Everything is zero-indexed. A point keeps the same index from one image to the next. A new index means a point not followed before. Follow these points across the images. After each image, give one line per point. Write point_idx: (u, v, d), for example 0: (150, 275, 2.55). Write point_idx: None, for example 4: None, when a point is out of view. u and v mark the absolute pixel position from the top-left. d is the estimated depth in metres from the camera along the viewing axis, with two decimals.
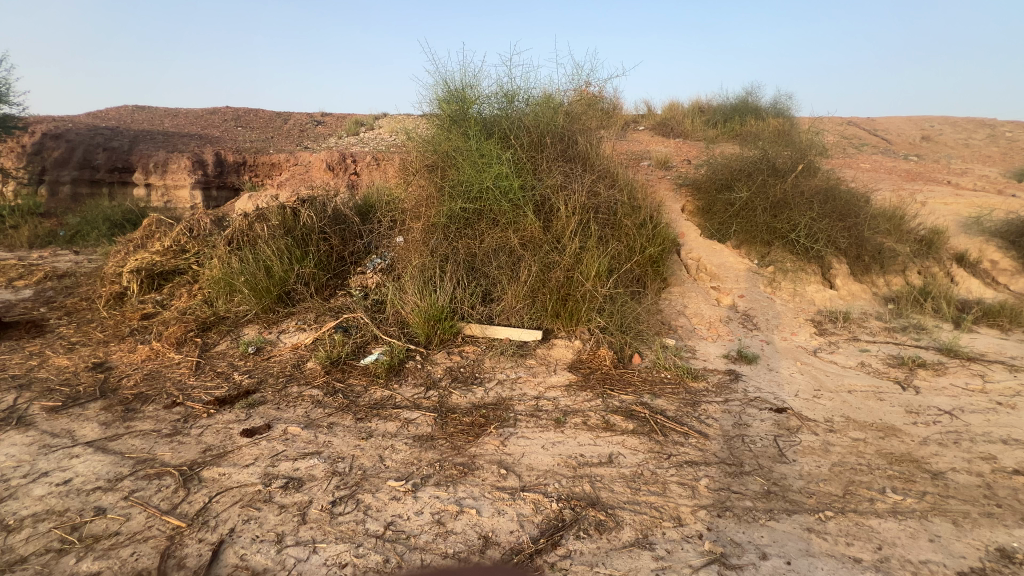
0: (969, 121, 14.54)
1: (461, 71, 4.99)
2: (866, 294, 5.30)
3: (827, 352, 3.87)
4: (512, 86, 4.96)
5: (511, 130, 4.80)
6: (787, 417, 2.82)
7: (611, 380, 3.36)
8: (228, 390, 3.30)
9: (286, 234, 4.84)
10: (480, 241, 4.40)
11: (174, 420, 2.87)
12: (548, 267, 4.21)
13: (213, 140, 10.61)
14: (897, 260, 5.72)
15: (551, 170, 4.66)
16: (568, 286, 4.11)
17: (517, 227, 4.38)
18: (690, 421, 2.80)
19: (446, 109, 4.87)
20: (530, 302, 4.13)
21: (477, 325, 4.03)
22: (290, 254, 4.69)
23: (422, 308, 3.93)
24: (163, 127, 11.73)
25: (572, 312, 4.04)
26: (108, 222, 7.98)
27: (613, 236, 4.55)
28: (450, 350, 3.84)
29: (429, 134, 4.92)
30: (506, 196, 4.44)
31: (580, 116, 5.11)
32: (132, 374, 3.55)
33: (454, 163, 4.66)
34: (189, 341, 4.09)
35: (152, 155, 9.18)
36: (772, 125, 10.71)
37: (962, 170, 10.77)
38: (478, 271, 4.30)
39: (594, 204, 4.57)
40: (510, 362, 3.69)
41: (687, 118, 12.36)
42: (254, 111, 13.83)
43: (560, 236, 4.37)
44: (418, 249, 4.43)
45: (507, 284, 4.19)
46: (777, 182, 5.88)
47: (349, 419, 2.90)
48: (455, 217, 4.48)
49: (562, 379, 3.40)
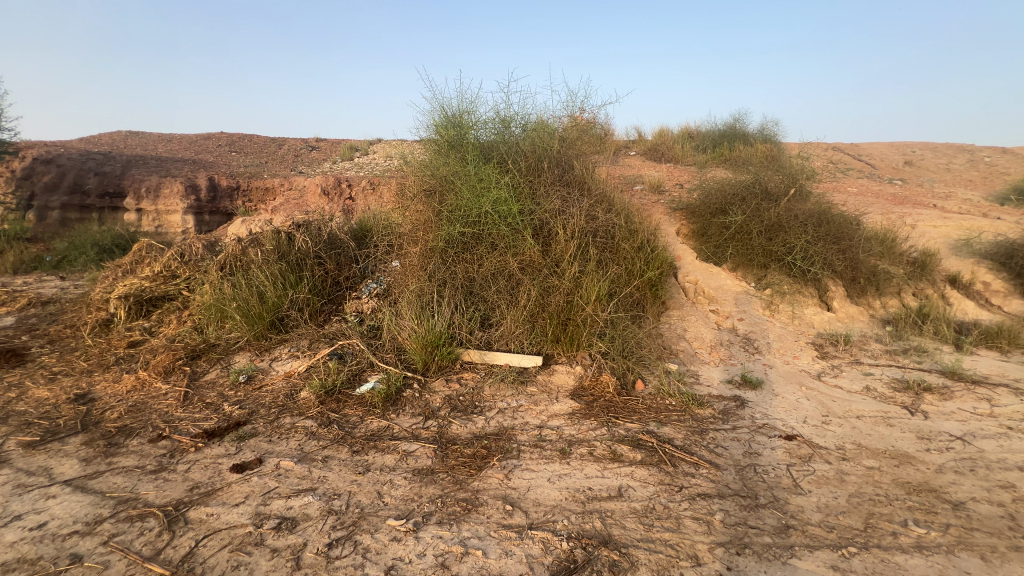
0: (948, 146, 15.00)
1: (458, 98, 5.04)
2: (863, 317, 5.30)
3: (831, 377, 3.82)
4: (509, 112, 5.01)
5: (508, 155, 4.82)
6: (798, 445, 2.75)
7: (615, 407, 3.27)
8: (218, 422, 3.17)
9: (281, 259, 4.76)
10: (478, 265, 4.35)
11: (159, 455, 2.72)
12: (547, 291, 4.16)
13: (207, 165, 10.61)
14: (891, 282, 5.75)
15: (548, 195, 4.66)
16: (568, 310, 4.05)
17: (516, 251, 4.34)
18: (699, 450, 2.72)
19: (443, 134, 4.89)
20: (530, 327, 4.07)
21: (476, 351, 3.95)
22: (284, 279, 4.61)
23: (419, 333, 3.84)
24: (157, 153, 11.73)
25: (573, 336, 3.98)
26: (97, 247, 7.86)
27: (612, 260, 4.52)
28: (448, 377, 3.74)
29: (426, 159, 4.93)
30: (505, 220, 4.42)
31: (575, 141, 5.16)
32: (116, 406, 3.40)
33: (451, 188, 4.64)
34: (177, 370, 3.95)
35: (145, 180, 9.14)
36: (760, 150, 10.94)
37: (946, 193, 11.03)
38: (476, 296, 4.24)
39: (592, 228, 4.55)
40: (510, 390, 3.60)
41: (677, 144, 12.62)
42: (249, 137, 13.90)
43: (559, 260, 4.33)
44: (416, 274, 4.37)
45: (506, 309, 4.13)
46: (771, 206, 5.95)
47: (344, 452, 2.78)
48: (453, 241, 4.44)
49: (564, 407, 3.31)
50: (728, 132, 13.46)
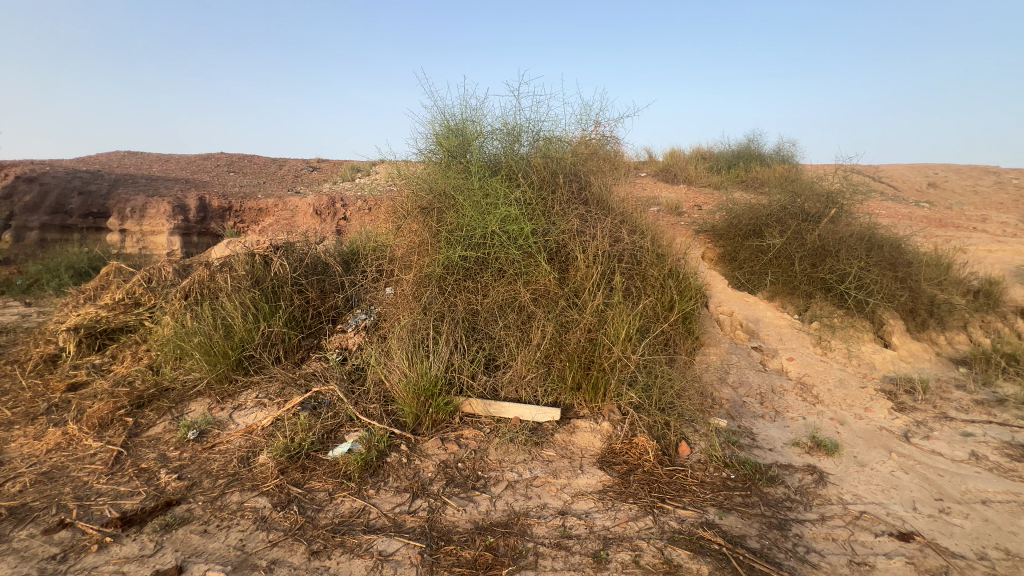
0: (973, 168, 14.41)
1: (461, 106, 4.46)
2: (929, 356, 4.57)
3: (922, 437, 3.08)
4: (519, 120, 4.40)
5: (518, 168, 4.20)
6: (921, 552, 2.02)
7: (658, 483, 2.54)
8: (144, 501, 2.45)
9: (254, 285, 4.11)
10: (482, 295, 3.67)
11: (46, 559, 2.04)
12: (564, 327, 3.48)
13: (200, 185, 10.13)
14: (956, 314, 5.03)
15: (564, 213, 4.01)
16: (591, 351, 3.34)
17: (527, 278, 3.67)
18: (786, 560, 1.99)
19: (444, 146, 4.28)
20: (544, 372, 3.37)
21: (479, 402, 3.25)
22: (256, 310, 3.94)
23: (410, 379, 3.15)
24: (151, 172, 11.31)
25: (597, 383, 3.28)
26: (72, 270, 7.31)
27: (640, 289, 3.83)
28: (444, 436, 3.04)
29: (424, 173, 4.32)
30: (515, 242, 3.76)
31: (592, 155, 4.56)
32: (23, 475, 2.71)
33: (452, 205, 4.02)
34: (116, 423, 3.26)
35: (131, 199, 8.66)
36: (780, 170, 10.38)
37: (980, 216, 10.34)
38: (480, 331, 3.54)
39: (616, 252, 3.88)
40: (522, 454, 2.89)
41: (691, 164, 12.10)
42: (249, 158, 13.54)
43: (578, 289, 3.65)
44: (409, 304, 3.70)
45: (516, 348, 3.44)
46: (813, 229, 5.28)
47: (302, 556, 2.08)
48: (453, 267, 3.77)
49: (592, 482, 2.58)
50: (744, 153, 12.97)
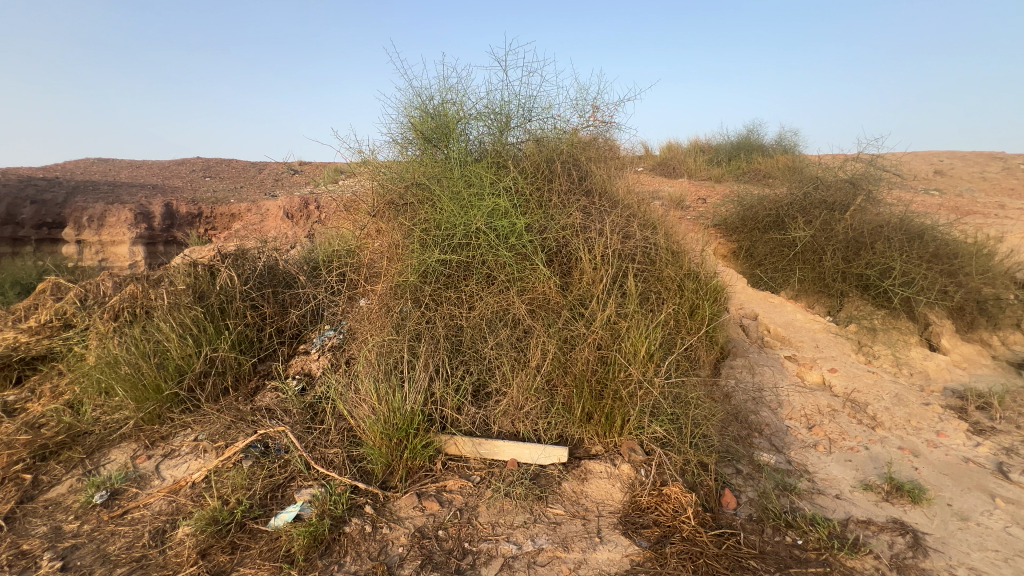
0: (978, 155, 13.92)
1: (439, 85, 3.81)
2: (986, 360, 3.98)
3: (1021, 471, 2.50)
4: (508, 97, 3.75)
5: (507, 157, 3.58)
6: None
7: (703, 559, 1.94)
8: None
9: (197, 302, 3.43)
10: (467, 308, 3.04)
11: None
12: (569, 343, 2.84)
13: (168, 191, 9.44)
14: (1009, 310, 4.43)
15: (564, 207, 3.39)
16: (603, 373, 2.70)
17: (522, 284, 3.03)
18: None
19: (421, 131, 3.63)
20: (547, 400, 2.74)
21: (466, 442, 2.63)
22: (198, 331, 3.27)
23: (380, 418, 2.51)
24: (117, 179, 10.58)
25: (612, 413, 2.65)
26: (18, 286, 6.61)
27: (656, 294, 3.20)
28: (422, 490, 2.41)
29: (397, 165, 3.69)
30: (505, 241, 3.13)
31: (591, 141, 3.94)
32: None
33: (430, 200, 3.40)
34: (8, 483, 2.64)
35: (88, 207, 7.96)
36: (785, 160, 9.80)
37: (995, 203, 9.80)
38: (465, 352, 2.90)
39: (627, 250, 3.26)
40: (522, 512, 2.27)
41: (689, 157, 11.54)
42: (225, 163, 12.85)
43: (584, 297, 3.02)
44: (379, 321, 3.06)
45: (511, 371, 2.80)
46: (841, 219, 4.69)
47: None
48: (432, 274, 3.13)
49: (616, 558, 1.99)
50: (744, 144, 12.43)
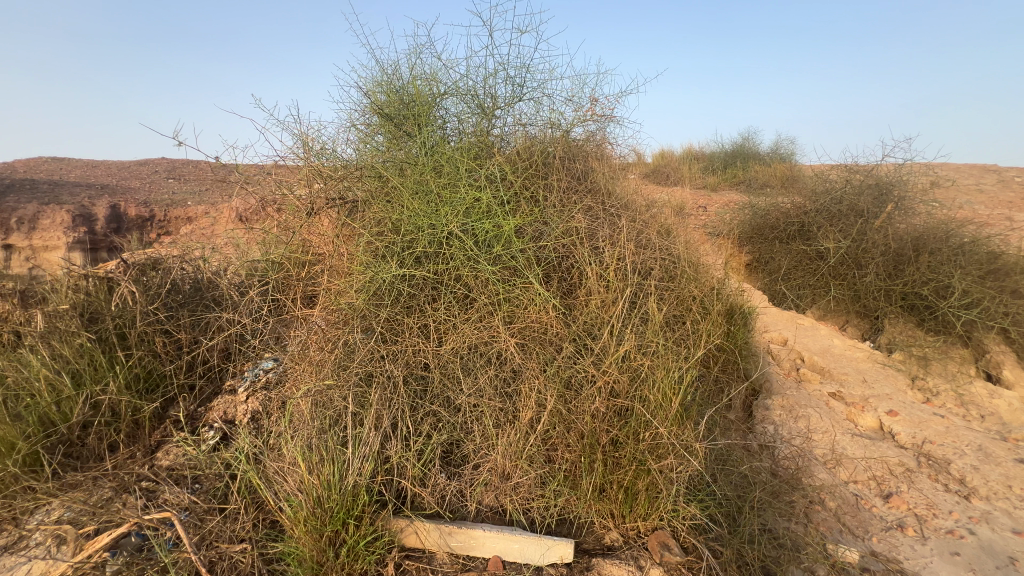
0: (971, 167, 13.66)
1: (409, 58, 3.08)
2: None
3: None
4: (492, 73, 3.02)
5: (491, 146, 2.87)
6: None
7: None
8: None
9: (87, 327, 2.60)
10: (437, 338, 2.30)
11: None
12: (573, 389, 2.12)
13: (118, 192, 8.48)
14: None
15: (564, 208, 2.68)
16: (622, 433, 1.97)
17: (509, 308, 2.30)
18: None
19: (384, 110, 2.89)
20: (544, 469, 2.00)
21: (431, 533, 1.86)
22: (82, 368, 2.45)
23: (303, 504, 1.70)
24: (66, 179, 9.58)
25: (635, 488, 1.90)
26: None
27: (680, 320, 2.50)
28: None
29: (355, 158, 2.95)
30: (487, 251, 2.40)
31: (593, 129, 3.24)
32: None
33: (392, 199, 2.67)
34: None
35: (18, 207, 6.79)
36: (786, 168, 9.30)
37: (1000, 214, 9.38)
38: (433, 400, 2.15)
39: (644, 263, 2.56)
40: None
41: (683, 164, 11.01)
42: (190, 164, 11.93)
43: (592, 325, 2.29)
44: (320, 356, 2.29)
45: (495, 428, 2.07)
46: (876, 229, 4.07)
47: None
48: (391, 293, 2.37)
49: None
50: (739, 151, 11.98)
